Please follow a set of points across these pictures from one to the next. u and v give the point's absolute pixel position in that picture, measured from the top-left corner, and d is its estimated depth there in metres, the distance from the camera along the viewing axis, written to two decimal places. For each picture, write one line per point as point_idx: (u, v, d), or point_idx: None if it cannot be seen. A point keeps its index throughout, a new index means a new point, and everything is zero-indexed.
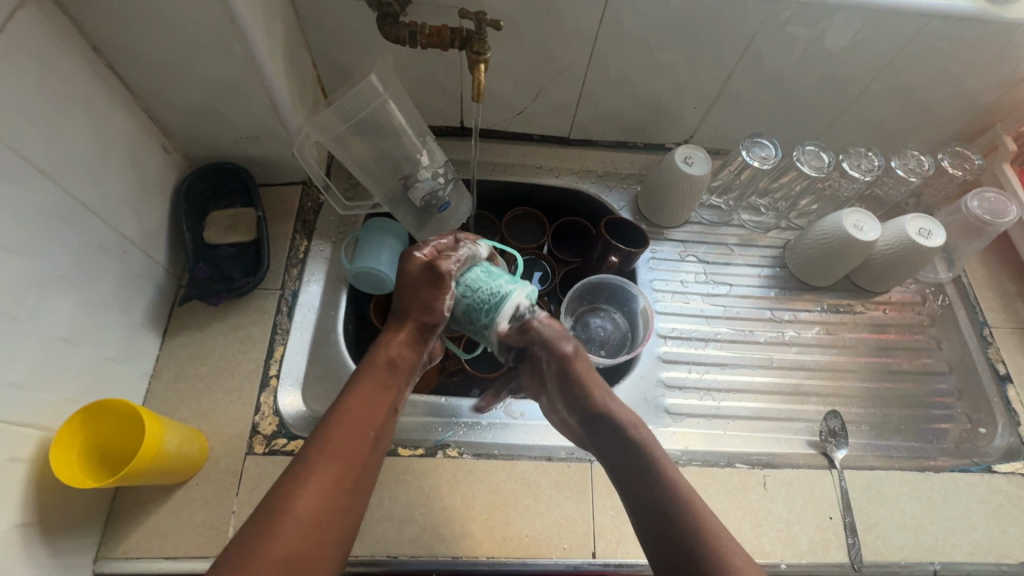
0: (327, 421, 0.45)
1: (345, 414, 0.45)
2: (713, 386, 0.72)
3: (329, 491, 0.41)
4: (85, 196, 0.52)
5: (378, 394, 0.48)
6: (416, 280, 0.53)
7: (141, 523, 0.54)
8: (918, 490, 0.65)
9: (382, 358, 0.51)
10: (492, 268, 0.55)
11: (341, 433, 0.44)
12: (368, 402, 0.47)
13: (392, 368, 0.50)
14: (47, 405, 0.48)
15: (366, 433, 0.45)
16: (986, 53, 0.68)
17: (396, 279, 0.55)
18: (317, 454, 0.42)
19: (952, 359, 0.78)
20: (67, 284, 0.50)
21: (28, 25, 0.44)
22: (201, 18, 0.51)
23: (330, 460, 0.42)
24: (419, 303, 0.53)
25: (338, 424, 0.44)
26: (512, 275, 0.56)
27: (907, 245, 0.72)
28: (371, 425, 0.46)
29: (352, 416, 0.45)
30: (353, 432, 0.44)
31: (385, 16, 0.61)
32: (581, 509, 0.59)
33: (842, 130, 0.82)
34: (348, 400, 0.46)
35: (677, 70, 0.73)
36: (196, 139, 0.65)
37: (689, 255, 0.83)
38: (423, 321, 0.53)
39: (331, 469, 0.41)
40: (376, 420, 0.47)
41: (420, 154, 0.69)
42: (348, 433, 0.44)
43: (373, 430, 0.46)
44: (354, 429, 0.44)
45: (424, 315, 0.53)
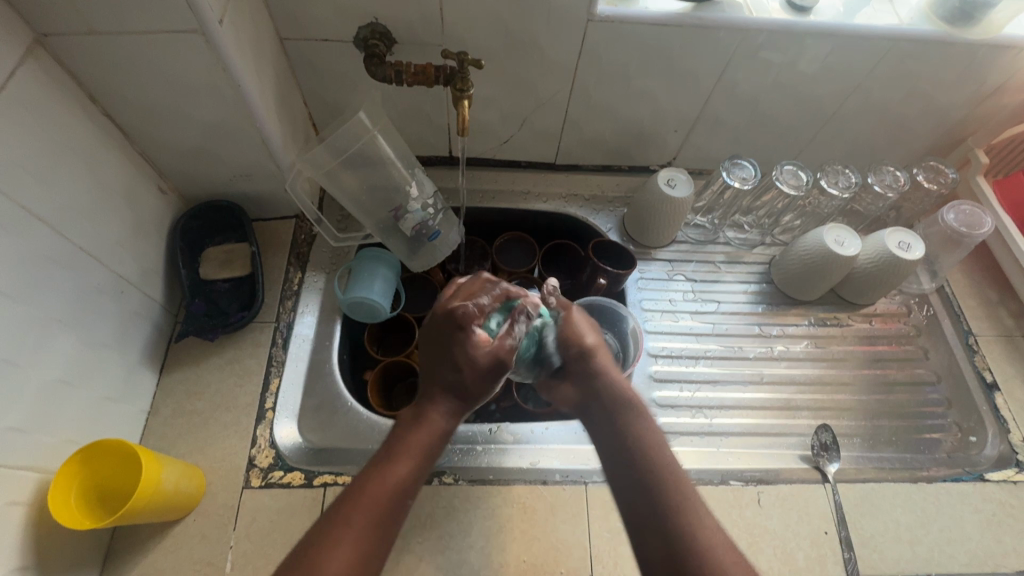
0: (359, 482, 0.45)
1: (391, 474, 0.46)
2: (705, 404, 0.73)
3: (352, 557, 0.41)
4: (83, 240, 0.53)
5: (414, 447, 0.48)
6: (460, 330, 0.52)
7: (140, 562, 0.54)
8: (911, 501, 0.65)
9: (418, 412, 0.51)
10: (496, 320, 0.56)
11: (379, 496, 0.45)
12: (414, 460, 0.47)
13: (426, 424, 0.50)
14: (46, 447, 0.49)
15: (406, 497, 0.46)
16: (952, 71, 0.71)
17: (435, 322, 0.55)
18: (355, 514, 0.43)
19: (940, 368, 0.79)
20: (66, 327, 0.52)
21: (26, 82, 0.46)
22: (194, 66, 0.53)
23: (367, 520, 0.43)
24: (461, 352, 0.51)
25: (381, 484, 0.45)
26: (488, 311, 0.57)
27: (888, 258, 0.74)
28: (412, 488, 0.46)
29: (396, 477, 0.46)
30: (392, 496, 0.45)
31: (372, 57, 0.64)
32: (577, 533, 0.59)
33: (819, 148, 0.85)
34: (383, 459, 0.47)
35: (657, 97, 0.75)
36: (191, 179, 0.66)
37: (677, 274, 0.84)
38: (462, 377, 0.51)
39: (370, 528, 0.43)
40: (417, 484, 0.47)
41: (410, 185, 0.71)
42: (388, 494, 0.45)
43: (414, 493, 0.47)
44: (392, 489, 0.45)
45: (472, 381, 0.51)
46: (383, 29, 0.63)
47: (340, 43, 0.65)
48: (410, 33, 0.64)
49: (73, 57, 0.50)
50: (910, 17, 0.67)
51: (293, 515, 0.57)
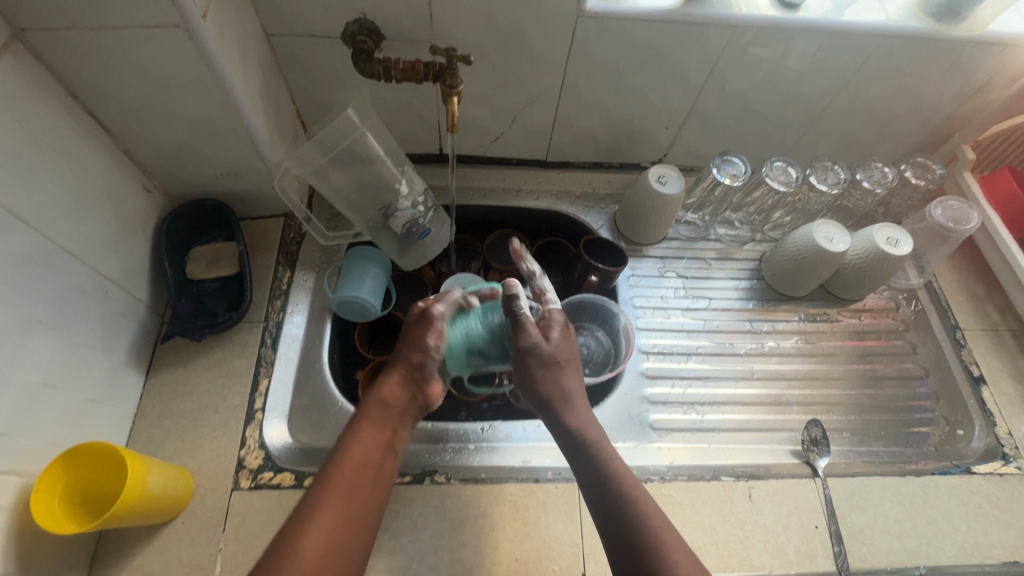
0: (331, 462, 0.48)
1: (349, 457, 0.49)
2: (696, 400, 0.73)
3: (331, 533, 0.44)
4: (64, 240, 0.52)
5: (376, 434, 0.51)
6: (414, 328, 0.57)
7: (127, 565, 0.54)
8: (900, 494, 0.66)
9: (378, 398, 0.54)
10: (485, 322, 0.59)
11: (341, 477, 0.47)
12: (370, 442, 0.50)
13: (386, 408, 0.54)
14: (29, 451, 0.48)
15: (367, 475, 0.48)
16: (939, 68, 0.72)
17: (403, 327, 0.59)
18: (321, 496, 0.46)
19: (928, 362, 0.80)
20: (48, 328, 0.51)
21: (4, 77, 0.45)
22: (177, 63, 0.52)
23: (334, 498, 0.46)
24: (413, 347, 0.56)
25: (341, 467, 0.48)
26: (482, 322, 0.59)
27: (877, 254, 0.74)
28: (373, 463, 0.49)
29: (354, 457, 0.49)
30: (354, 474, 0.48)
31: (359, 53, 0.63)
32: (569, 530, 0.59)
33: (809, 144, 0.85)
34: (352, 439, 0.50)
35: (647, 94, 0.75)
36: (176, 177, 0.65)
37: (668, 270, 0.84)
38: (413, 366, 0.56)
39: (337, 504, 0.46)
40: (378, 460, 0.50)
41: (400, 183, 0.70)
42: (349, 472, 0.48)
43: (375, 468, 0.49)
44: (351, 468, 0.48)
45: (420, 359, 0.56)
46: (371, 25, 0.63)
47: (328, 39, 0.64)
48: (398, 28, 0.64)
49: (52, 53, 0.49)
50: (897, 14, 0.68)
51: (283, 516, 0.57)
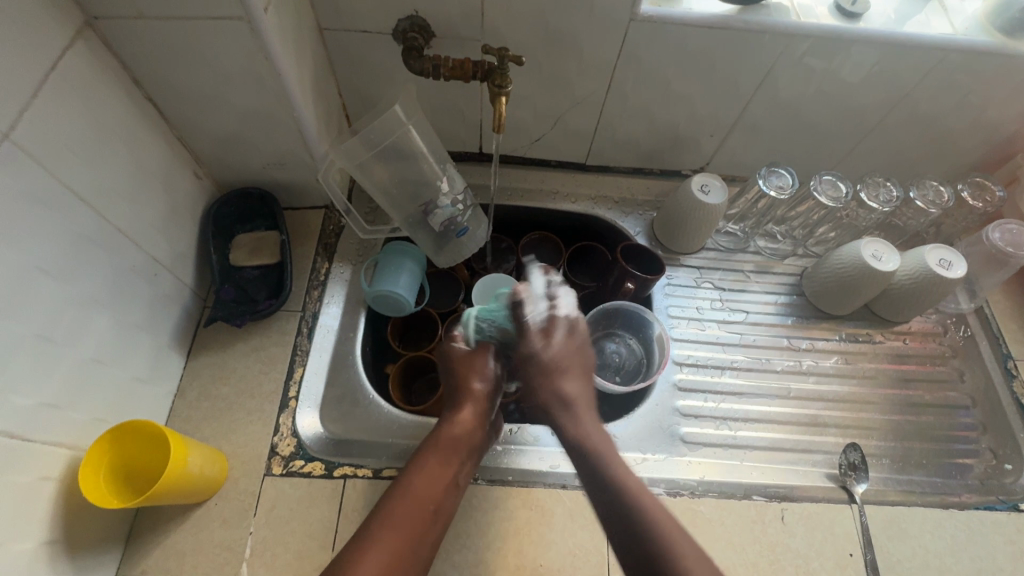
0: (389, 495, 0.49)
1: (411, 490, 0.49)
2: (729, 415, 0.72)
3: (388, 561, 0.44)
4: (121, 222, 0.54)
5: (439, 470, 0.52)
6: (463, 362, 0.60)
7: (161, 542, 0.55)
8: (942, 528, 0.63)
9: (442, 435, 0.55)
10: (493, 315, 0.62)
11: (403, 506, 0.48)
12: (433, 477, 0.51)
13: (452, 445, 0.54)
14: (77, 425, 0.50)
15: (428, 508, 0.49)
16: (1005, 86, 0.69)
17: (443, 364, 0.62)
18: (379, 524, 0.46)
19: (975, 392, 0.76)
20: (101, 306, 0.52)
21: (76, 63, 0.47)
22: (237, 54, 0.53)
23: (394, 529, 0.46)
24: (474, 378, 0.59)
25: (401, 499, 0.48)
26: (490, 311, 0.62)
27: (928, 276, 0.72)
28: (432, 499, 0.50)
29: (414, 491, 0.49)
30: (414, 506, 0.48)
31: (410, 50, 0.63)
32: (596, 539, 0.59)
33: (859, 159, 0.82)
34: (413, 474, 0.51)
35: (694, 101, 0.74)
36: (226, 165, 0.67)
37: (705, 281, 0.83)
38: (477, 400, 0.58)
39: (398, 535, 0.46)
40: (437, 495, 0.51)
41: (440, 180, 0.71)
42: (407, 509, 0.48)
43: (434, 503, 0.50)
44: (410, 507, 0.48)
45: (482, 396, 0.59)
46: (422, 22, 0.63)
47: (379, 35, 0.65)
48: (449, 26, 0.64)
49: (120, 40, 0.50)
50: (965, 28, 0.65)
51: (313, 504, 0.58)
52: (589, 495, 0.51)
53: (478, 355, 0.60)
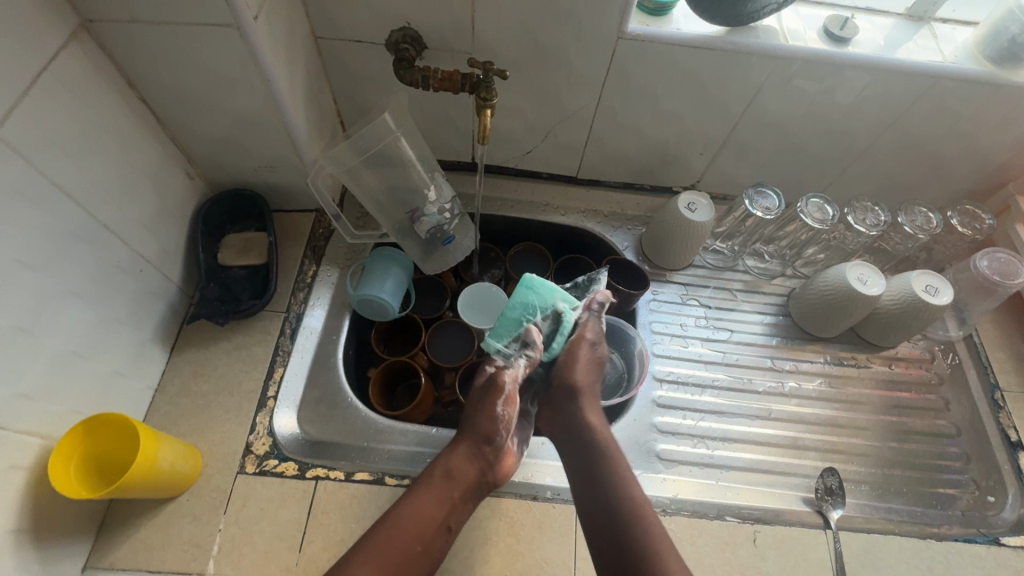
0: (378, 524, 0.51)
1: (398, 520, 0.51)
2: (707, 434, 0.71)
3: None
4: (108, 219, 0.55)
5: (432, 505, 0.53)
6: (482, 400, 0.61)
7: (131, 535, 0.56)
8: (918, 558, 0.62)
9: (443, 469, 0.56)
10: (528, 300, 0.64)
11: (386, 539, 0.49)
12: (425, 511, 0.53)
13: (449, 479, 0.56)
14: (52, 415, 0.50)
15: (415, 542, 0.50)
16: (995, 114, 0.68)
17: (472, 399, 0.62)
18: (364, 548, 0.48)
19: (961, 421, 0.75)
20: (83, 300, 0.53)
21: (69, 64, 0.48)
22: (227, 59, 0.54)
23: (372, 555, 0.48)
24: (482, 421, 0.59)
25: (391, 526, 0.50)
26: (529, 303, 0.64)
27: (914, 302, 0.71)
28: (418, 537, 0.51)
29: (402, 522, 0.51)
30: (398, 540, 0.50)
31: (400, 60, 0.64)
32: (563, 553, 0.59)
33: (849, 182, 0.82)
34: (406, 504, 0.53)
35: (684, 119, 0.74)
36: (218, 166, 0.68)
37: (691, 298, 0.83)
38: (479, 441, 0.58)
39: (374, 561, 0.48)
40: (423, 533, 0.51)
41: (428, 189, 0.72)
42: (394, 537, 0.50)
43: (421, 542, 0.51)
44: (398, 532, 0.50)
45: (487, 437, 0.58)
46: (414, 34, 0.65)
47: (371, 45, 0.67)
48: (440, 39, 0.65)
49: (114, 42, 0.52)
50: (953, 55, 0.65)
51: (283, 504, 0.58)
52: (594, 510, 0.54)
53: (492, 395, 0.61)
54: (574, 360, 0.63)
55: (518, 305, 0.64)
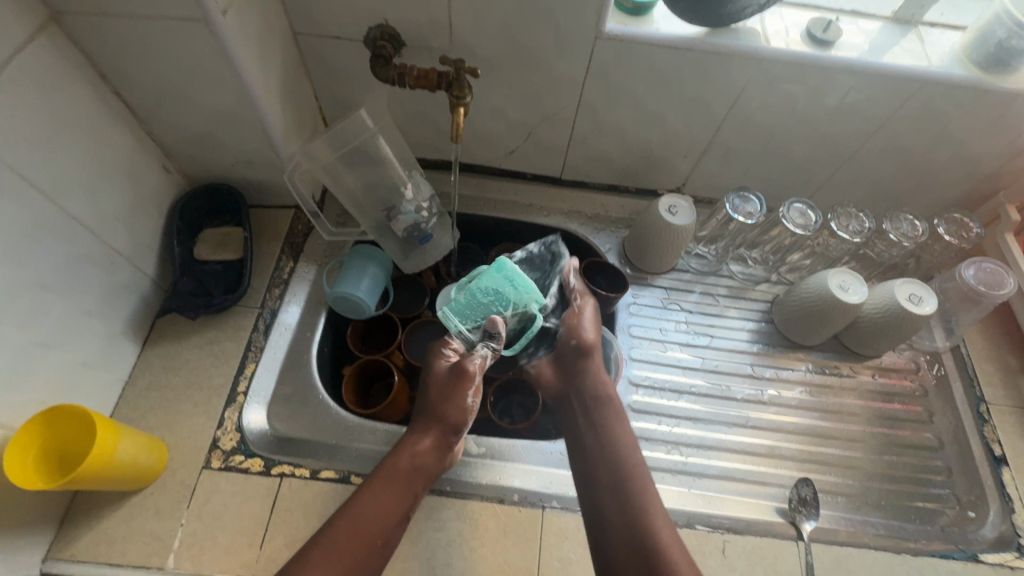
0: (333, 522, 0.50)
1: (356, 516, 0.51)
2: (682, 441, 0.70)
3: None
4: (78, 211, 0.55)
5: (389, 499, 0.53)
6: (443, 385, 0.60)
7: (93, 527, 0.56)
8: (893, 573, 0.61)
9: (405, 460, 0.56)
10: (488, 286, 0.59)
11: (338, 541, 0.49)
12: (381, 506, 0.52)
13: (411, 471, 0.55)
14: (14, 405, 0.51)
15: (370, 540, 0.50)
16: (983, 121, 0.67)
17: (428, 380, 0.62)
18: (318, 551, 0.48)
19: (944, 434, 0.74)
20: (51, 292, 0.54)
21: (36, 55, 0.48)
22: (198, 54, 0.54)
23: (324, 558, 0.47)
24: (444, 407, 0.59)
25: (345, 525, 0.50)
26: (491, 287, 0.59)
27: (896, 310, 0.70)
28: (375, 532, 0.51)
29: (357, 520, 0.50)
30: (355, 538, 0.49)
31: (377, 57, 0.64)
32: (527, 558, 0.58)
33: (836, 187, 0.81)
34: (361, 501, 0.52)
35: (667, 121, 0.73)
36: (195, 161, 0.68)
37: (673, 302, 0.82)
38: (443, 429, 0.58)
39: (328, 563, 0.47)
40: (382, 526, 0.51)
41: (405, 186, 0.72)
42: (348, 538, 0.49)
43: (380, 536, 0.51)
44: (352, 531, 0.50)
45: (452, 425, 0.59)
46: (392, 32, 0.64)
47: (350, 42, 0.66)
48: (418, 37, 0.65)
49: (85, 35, 0.52)
50: (940, 60, 0.64)
51: (246, 500, 0.58)
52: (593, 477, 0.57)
53: (459, 385, 0.60)
54: (576, 328, 0.67)
55: (494, 292, 0.60)
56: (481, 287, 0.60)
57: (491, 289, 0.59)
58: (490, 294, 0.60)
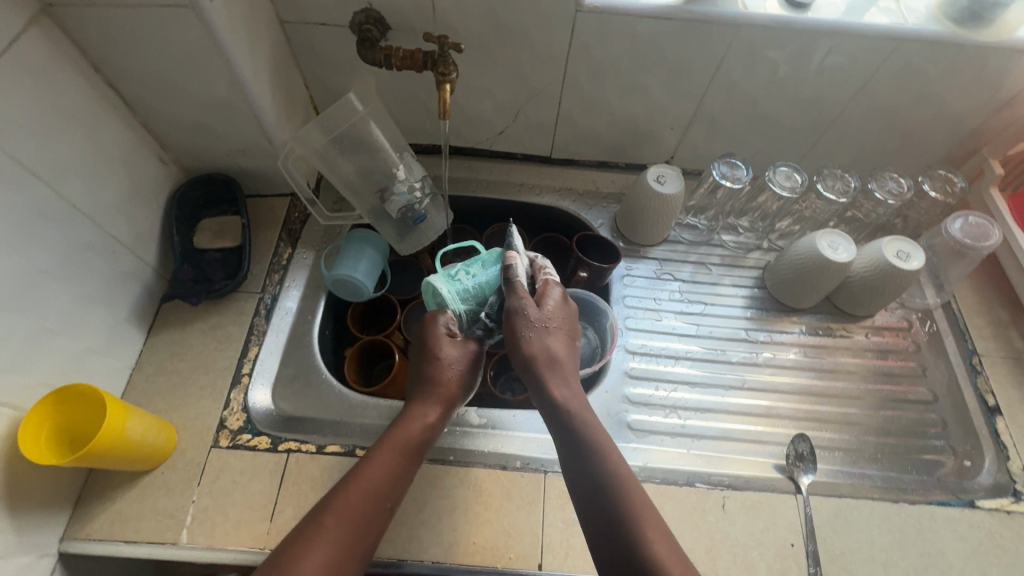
0: (338, 491, 0.50)
1: (366, 479, 0.51)
2: (680, 404, 0.72)
3: (327, 559, 0.46)
4: (78, 201, 0.57)
5: (398, 465, 0.54)
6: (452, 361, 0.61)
7: (107, 507, 0.57)
8: (890, 522, 0.62)
9: (410, 428, 0.57)
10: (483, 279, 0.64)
11: (352, 502, 0.49)
12: (389, 472, 0.53)
13: (417, 439, 0.57)
14: (25, 389, 0.52)
15: (382, 501, 0.51)
16: (962, 76, 0.68)
17: (430, 353, 0.62)
18: (327, 521, 0.48)
19: (939, 387, 0.75)
20: (55, 279, 0.55)
21: (31, 47, 0.50)
22: (188, 41, 0.56)
23: (333, 527, 0.47)
24: (454, 383, 0.61)
25: (354, 491, 0.50)
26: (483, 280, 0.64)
27: (885, 268, 0.71)
28: (387, 495, 0.52)
29: (366, 487, 0.51)
30: (367, 500, 0.50)
31: (363, 41, 0.66)
32: (531, 520, 0.59)
33: (823, 152, 0.82)
34: (368, 469, 0.52)
35: (651, 92, 0.75)
36: (191, 151, 0.70)
37: (666, 273, 0.83)
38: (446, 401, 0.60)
39: (338, 531, 0.47)
40: (393, 489, 0.52)
41: (397, 168, 0.73)
42: (358, 504, 0.50)
43: (391, 499, 0.52)
44: (360, 500, 0.50)
45: (452, 395, 0.61)
46: (377, 15, 0.66)
47: (336, 27, 0.68)
48: (402, 19, 0.66)
49: (77, 27, 0.53)
50: (916, 18, 0.65)
51: (255, 476, 0.60)
52: (573, 476, 0.52)
53: (467, 362, 0.62)
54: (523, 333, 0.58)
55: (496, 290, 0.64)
56: (483, 279, 0.64)
57: (497, 283, 0.64)
58: (496, 288, 0.64)
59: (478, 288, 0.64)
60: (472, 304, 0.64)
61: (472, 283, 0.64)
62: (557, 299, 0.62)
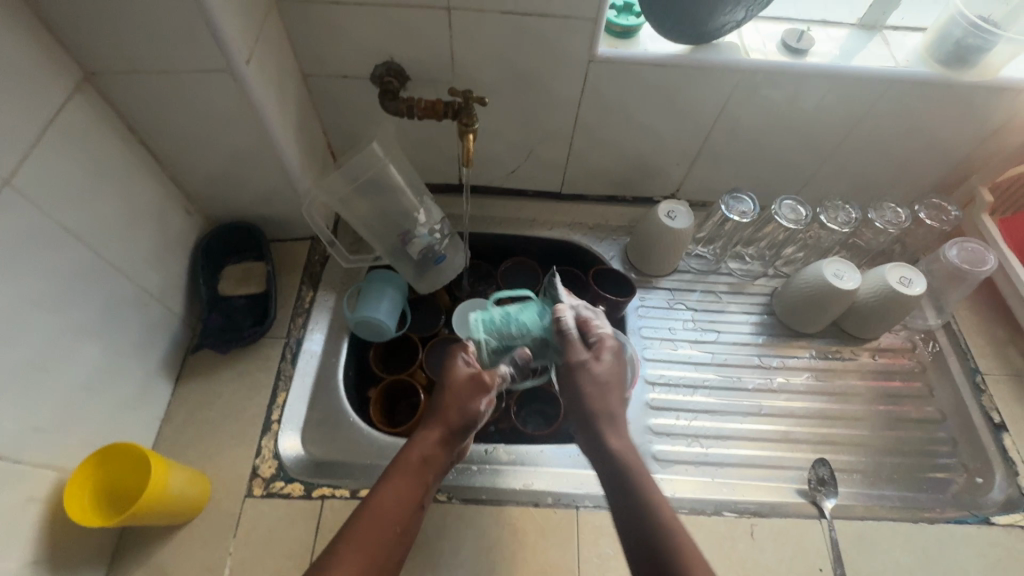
0: (352, 520, 0.50)
1: (376, 508, 0.51)
2: (701, 433, 0.73)
3: None
4: (114, 258, 0.58)
5: (408, 491, 0.53)
6: (459, 383, 0.60)
7: (143, 563, 0.57)
8: (912, 542, 0.64)
9: (416, 454, 0.56)
10: (519, 316, 0.63)
11: (363, 531, 0.49)
12: (400, 499, 0.52)
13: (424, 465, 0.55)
14: (64, 448, 0.52)
15: (393, 526, 0.50)
16: (950, 112, 0.72)
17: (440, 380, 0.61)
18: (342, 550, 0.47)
19: (946, 406, 0.78)
20: (92, 337, 0.56)
21: (73, 114, 0.51)
22: (222, 100, 0.58)
23: (347, 556, 0.47)
24: (454, 407, 0.58)
25: (367, 518, 0.50)
26: (518, 319, 0.63)
27: (889, 294, 0.74)
28: (398, 523, 0.51)
29: (376, 515, 0.50)
30: (379, 527, 0.50)
31: (385, 92, 0.68)
32: (567, 557, 0.60)
33: (822, 183, 0.86)
34: (377, 498, 0.51)
35: (659, 131, 0.78)
36: (215, 201, 0.71)
37: (678, 302, 0.85)
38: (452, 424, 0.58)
39: (353, 561, 0.47)
40: (403, 517, 0.52)
41: (418, 212, 0.75)
42: (371, 531, 0.49)
43: (402, 524, 0.51)
44: (373, 527, 0.49)
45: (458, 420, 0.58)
46: (397, 67, 0.68)
47: (357, 79, 0.70)
48: (422, 70, 0.69)
49: (116, 91, 0.55)
50: (906, 60, 0.70)
51: (291, 524, 0.60)
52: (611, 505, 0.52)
53: (474, 388, 0.60)
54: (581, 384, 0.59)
55: (534, 331, 0.63)
56: (520, 317, 0.63)
57: (529, 327, 0.63)
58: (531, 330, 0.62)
59: (512, 326, 0.63)
60: (500, 338, 0.62)
61: (507, 316, 0.63)
62: (613, 351, 0.62)
